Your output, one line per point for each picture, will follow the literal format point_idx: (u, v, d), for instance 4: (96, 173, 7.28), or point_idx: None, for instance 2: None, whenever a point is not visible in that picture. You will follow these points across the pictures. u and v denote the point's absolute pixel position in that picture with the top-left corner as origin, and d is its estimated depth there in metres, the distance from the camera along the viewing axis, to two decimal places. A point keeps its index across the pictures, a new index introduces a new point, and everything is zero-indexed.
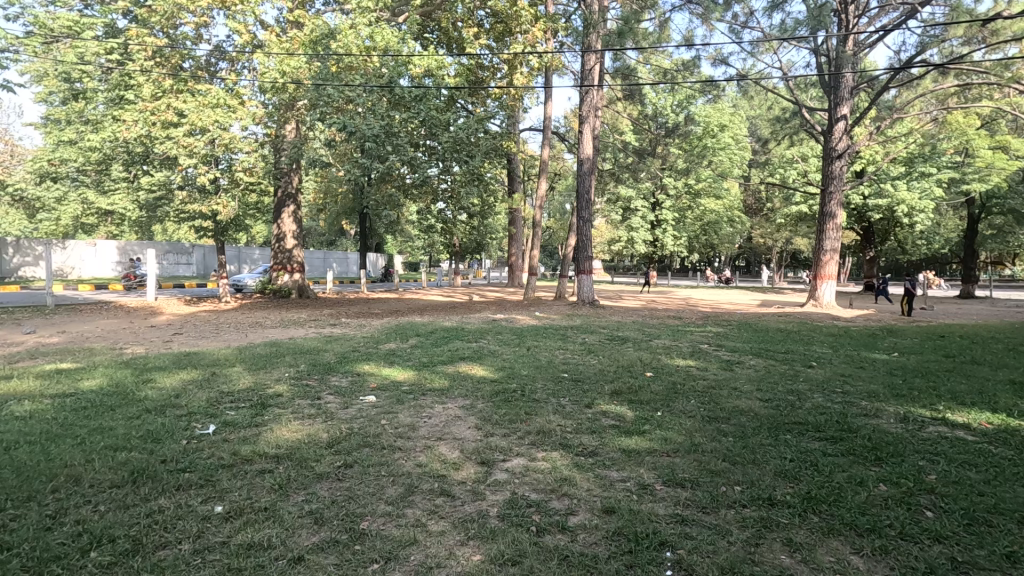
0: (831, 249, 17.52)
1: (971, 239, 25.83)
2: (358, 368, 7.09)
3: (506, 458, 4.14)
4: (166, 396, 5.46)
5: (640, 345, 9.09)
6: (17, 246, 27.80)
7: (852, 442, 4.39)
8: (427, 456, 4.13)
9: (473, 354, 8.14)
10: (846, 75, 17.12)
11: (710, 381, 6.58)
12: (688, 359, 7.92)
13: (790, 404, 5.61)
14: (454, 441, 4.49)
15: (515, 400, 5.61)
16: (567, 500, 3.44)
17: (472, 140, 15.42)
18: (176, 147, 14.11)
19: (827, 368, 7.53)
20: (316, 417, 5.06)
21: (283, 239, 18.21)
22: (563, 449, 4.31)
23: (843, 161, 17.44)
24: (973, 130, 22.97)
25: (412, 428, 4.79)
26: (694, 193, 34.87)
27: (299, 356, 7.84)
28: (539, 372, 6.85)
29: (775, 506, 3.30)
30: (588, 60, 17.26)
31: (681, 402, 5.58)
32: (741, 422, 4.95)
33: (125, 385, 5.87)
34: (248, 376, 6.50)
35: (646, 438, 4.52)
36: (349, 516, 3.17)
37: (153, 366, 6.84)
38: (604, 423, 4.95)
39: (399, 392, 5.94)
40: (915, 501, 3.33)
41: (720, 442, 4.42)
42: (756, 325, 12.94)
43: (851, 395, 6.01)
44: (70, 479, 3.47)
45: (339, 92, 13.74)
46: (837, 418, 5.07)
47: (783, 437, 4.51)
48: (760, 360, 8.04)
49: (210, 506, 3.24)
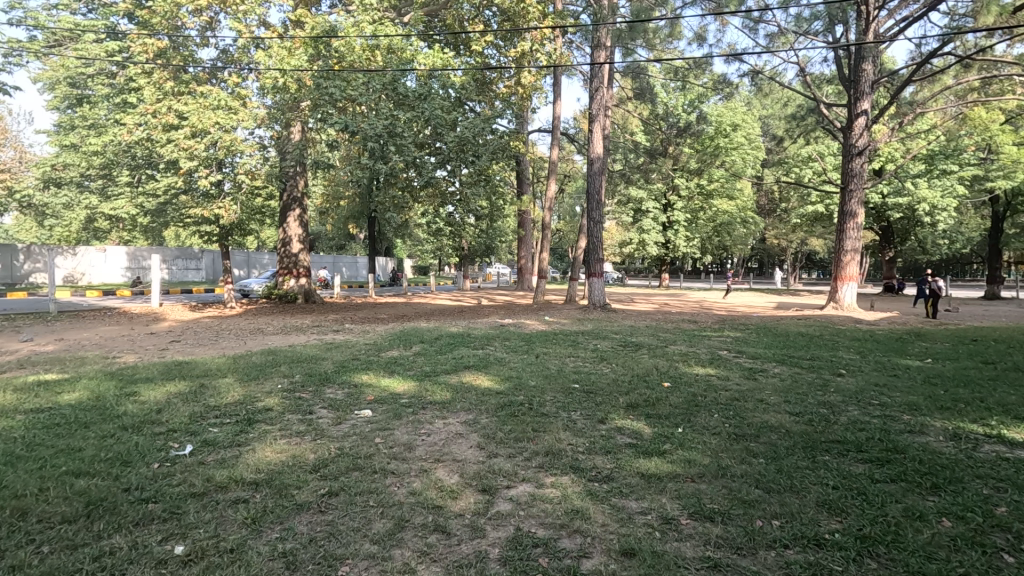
0: (852, 249, 16.81)
1: (995, 240, 24.96)
2: (355, 379, 6.67)
3: (510, 484, 3.69)
4: (147, 412, 5.08)
5: (654, 352, 8.61)
6: (28, 253, 27.85)
7: (903, 465, 3.88)
8: (422, 483, 3.70)
9: (478, 362, 7.73)
10: (867, 67, 16.47)
11: (732, 392, 6.09)
12: (707, 367, 7.42)
13: (823, 418, 5.11)
14: (454, 463, 4.06)
15: (521, 414, 5.16)
16: (579, 538, 2.99)
17: (478, 141, 14.99)
18: (178, 150, 13.79)
19: (859, 377, 6.97)
20: (305, 435, 4.65)
21: (289, 243, 18.03)
22: (574, 472, 3.86)
23: (864, 158, 16.75)
24: (998, 125, 22.17)
25: (408, 448, 4.36)
26: (706, 194, 34.22)
27: (296, 365, 7.45)
28: (547, 383, 6.37)
29: (824, 548, 2.84)
30: (598, 55, 16.57)
31: (703, 416, 5.11)
32: (771, 439, 4.46)
33: (104, 399, 5.49)
34: (239, 387, 6.12)
35: (667, 460, 4.05)
36: (328, 559, 2.75)
37: (139, 377, 6.46)
38: (619, 441, 4.48)
39: (397, 406, 5.51)
40: (989, 543, 2.84)
41: (751, 464, 3.95)
42: (776, 329, 12.37)
43: (892, 407, 5.50)
44: (15, 513, 3.08)
45: (341, 92, 13.37)
46: (879, 435, 4.57)
47: (821, 459, 4.03)
48: (785, 368, 7.52)
49: (170, 546, 2.83)
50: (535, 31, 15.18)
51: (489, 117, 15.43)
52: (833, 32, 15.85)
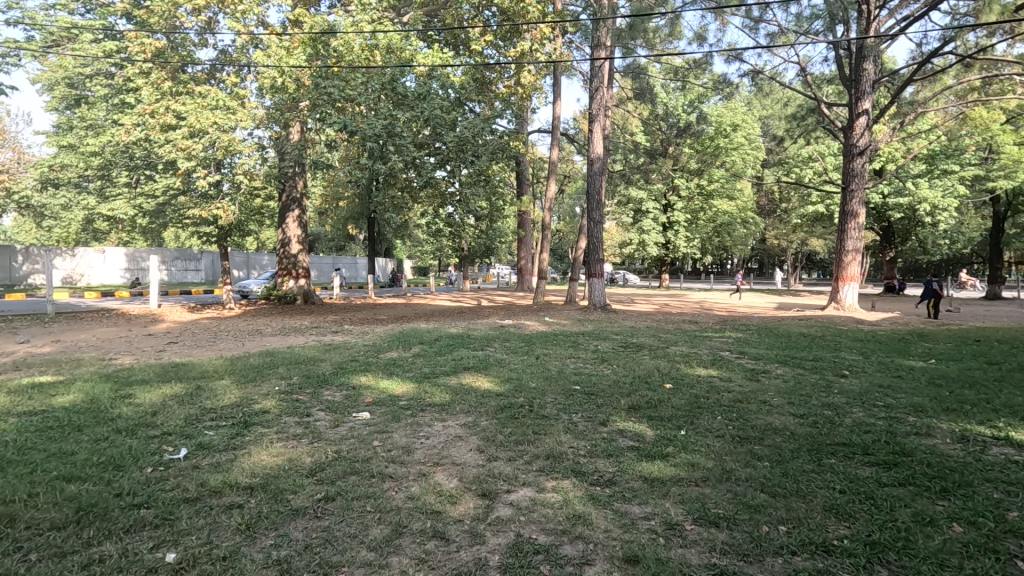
0: (853, 249, 16.73)
1: (996, 240, 24.89)
2: (354, 381, 6.59)
3: (510, 489, 3.62)
4: (142, 415, 5.00)
5: (656, 353, 8.53)
6: (26, 254, 27.77)
7: (911, 468, 3.81)
8: (420, 487, 3.62)
9: (478, 363, 7.66)
10: (868, 67, 16.41)
11: (734, 393, 6.02)
12: (709, 368, 7.34)
13: (828, 420, 5.04)
14: (453, 467, 3.98)
15: (521, 417, 5.09)
16: (581, 544, 2.92)
17: (478, 141, 14.91)
18: (176, 150, 13.72)
19: (862, 378, 6.90)
20: (301, 438, 4.57)
21: (288, 244, 17.95)
22: (576, 476, 3.78)
23: (865, 158, 16.70)
24: (999, 125, 22.12)
25: (406, 451, 4.28)
26: (706, 194, 34.17)
27: (294, 367, 7.37)
28: (548, 385, 6.29)
29: (833, 555, 2.77)
30: (598, 55, 16.52)
31: (706, 419, 5.04)
32: (776, 442, 4.39)
33: (99, 401, 5.41)
34: (235, 389, 6.04)
35: (670, 463, 3.97)
36: (323, 567, 2.68)
37: (135, 380, 6.38)
38: (621, 444, 4.41)
39: (396, 408, 5.44)
40: (1003, 549, 2.77)
41: (755, 468, 3.87)
42: (778, 330, 12.31)
43: (896, 409, 5.43)
44: (3, 520, 3.01)
45: (340, 92, 13.28)
46: (885, 438, 4.49)
47: (827, 462, 3.96)
48: (787, 369, 7.44)
49: (162, 554, 2.76)
50: (535, 30, 15.12)
51: (488, 117, 15.35)
52: (834, 31, 15.81)
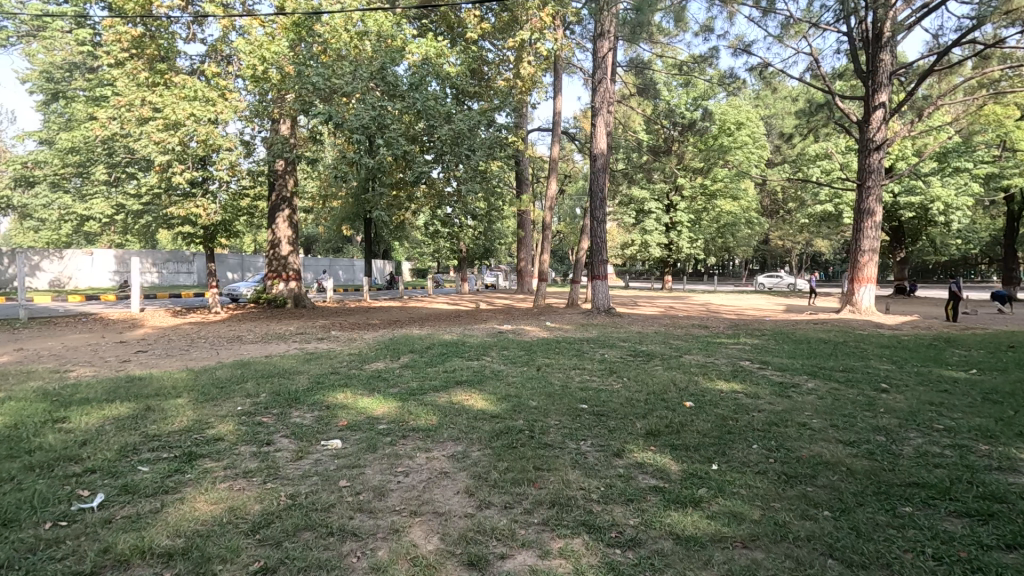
0: (871, 249, 15.67)
1: (1012, 240, 24.07)
2: (329, 399, 5.76)
3: (506, 553, 2.80)
4: (67, 445, 4.19)
5: (670, 364, 7.70)
6: (12, 256, 27.00)
7: (1014, 522, 3.01)
8: (389, 550, 2.81)
9: (473, 376, 6.83)
10: (885, 58, 15.52)
11: (766, 414, 5.19)
12: (731, 382, 6.51)
13: (884, 450, 4.22)
14: (436, 518, 3.18)
15: (520, 447, 4.26)
16: None
17: (473, 134, 13.92)
18: (150, 144, 12.84)
19: (907, 394, 6.07)
20: (253, 475, 3.77)
21: (278, 245, 17.09)
22: (588, 533, 2.97)
23: (882, 153, 15.86)
24: (1014, 121, 21.17)
25: (379, 494, 3.48)
26: (710, 194, 33.43)
27: (264, 381, 6.53)
28: (551, 404, 5.48)
29: None
30: (600, 47, 15.57)
31: (741, 449, 4.22)
32: (832, 481, 3.58)
33: (22, 427, 4.59)
34: (189, 410, 5.21)
35: (707, 514, 3.16)
36: None
37: (77, 399, 5.54)
38: (642, 484, 3.61)
39: (373, 434, 4.61)
40: None
41: (816, 520, 3.06)
42: (796, 334, 11.58)
43: (960, 434, 4.62)
44: None
45: (324, 81, 12.32)
46: (965, 476, 3.68)
47: (905, 511, 3.16)
48: (819, 382, 6.62)
49: None
50: (535, 19, 14.40)
51: (485, 111, 14.49)
52: (846, 22, 15.16)
